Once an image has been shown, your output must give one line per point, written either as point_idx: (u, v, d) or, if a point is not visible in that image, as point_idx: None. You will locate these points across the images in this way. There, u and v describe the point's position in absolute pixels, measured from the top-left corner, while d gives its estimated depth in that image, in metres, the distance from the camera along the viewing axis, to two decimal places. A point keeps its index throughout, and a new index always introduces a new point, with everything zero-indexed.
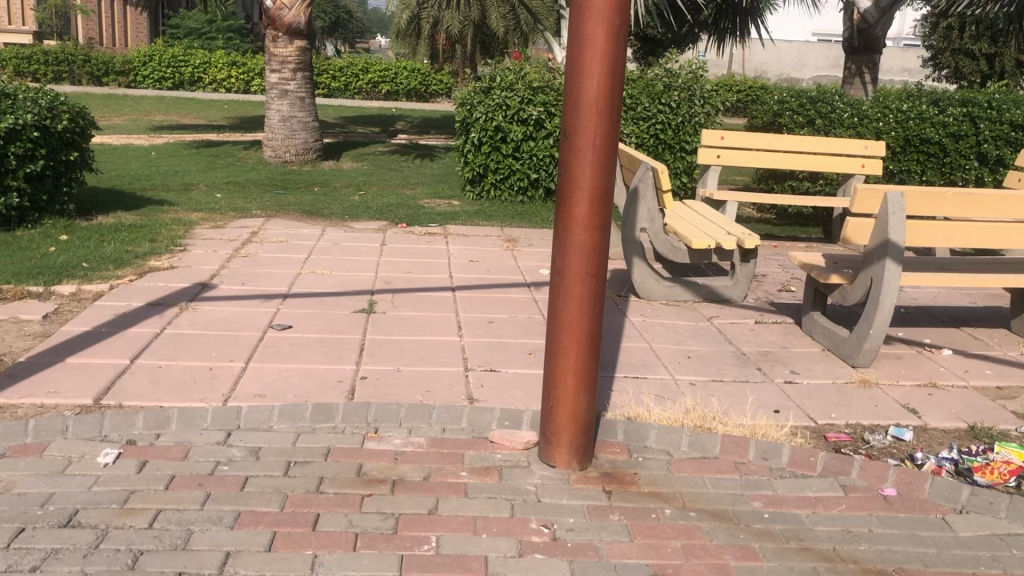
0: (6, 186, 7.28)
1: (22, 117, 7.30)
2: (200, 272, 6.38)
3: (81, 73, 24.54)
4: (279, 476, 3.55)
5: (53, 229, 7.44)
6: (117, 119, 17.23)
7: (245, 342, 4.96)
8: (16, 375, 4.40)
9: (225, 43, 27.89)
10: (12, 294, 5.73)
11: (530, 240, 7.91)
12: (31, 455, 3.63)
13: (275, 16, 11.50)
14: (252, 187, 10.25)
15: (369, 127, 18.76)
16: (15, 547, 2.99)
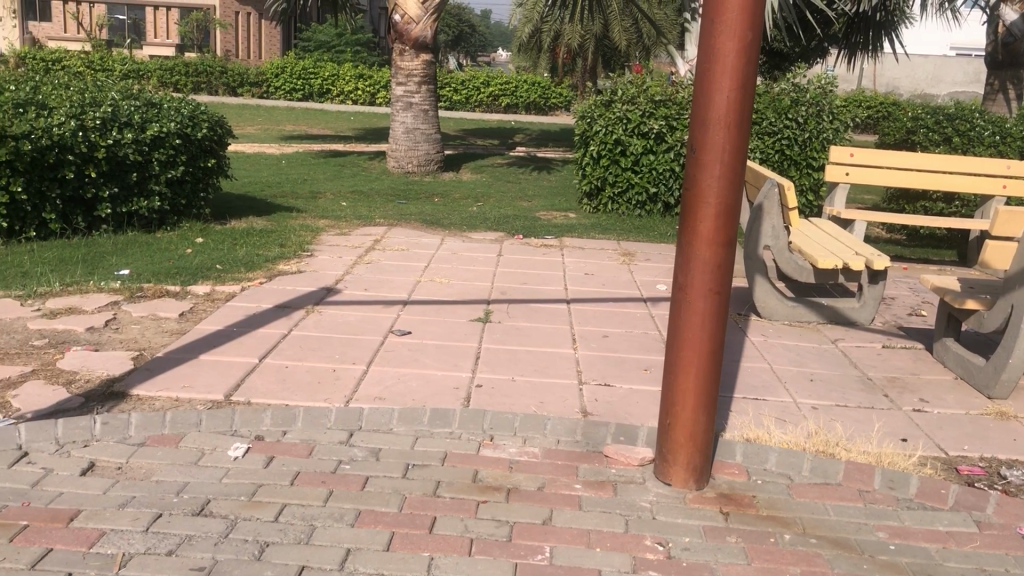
0: (150, 191, 7.72)
1: (166, 125, 7.73)
2: (326, 277, 6.59)
3: (218, 84, 25.84)
4: (398, 478, 3.63)
5: (190, 232, 7.83)
6: (252, 129, 18.00)
7: (367, 346, 5.11)
8: (155, 369, 4.65)
9: (354, 56, 28.80)
10: (151, 293, 6.07)
11: (648, 255, 7.85)
12: (168, 445, 3.83)
13: (402, 30, 11.79)
14: (375, 196, 10.53)
15: (489, 139, 19.00)
16: (154, 531, 3.16)
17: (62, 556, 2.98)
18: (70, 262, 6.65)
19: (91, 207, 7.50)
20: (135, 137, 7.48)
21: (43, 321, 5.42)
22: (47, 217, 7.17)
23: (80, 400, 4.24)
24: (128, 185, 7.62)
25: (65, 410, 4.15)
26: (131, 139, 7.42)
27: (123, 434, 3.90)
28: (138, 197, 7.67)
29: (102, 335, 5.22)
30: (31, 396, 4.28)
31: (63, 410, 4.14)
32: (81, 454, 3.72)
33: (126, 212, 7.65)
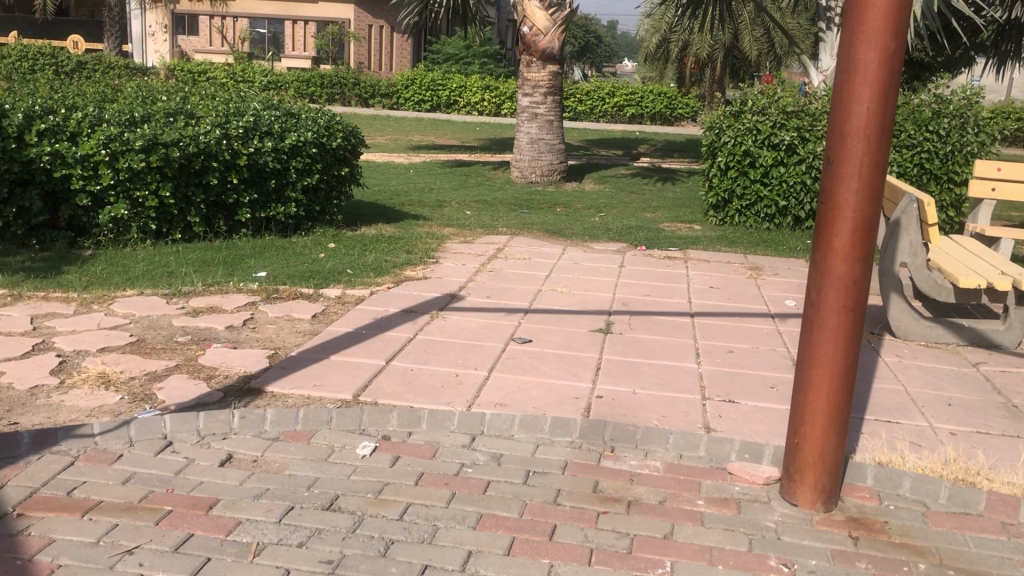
0: (286, 198, 8.07)
1: (304, 135, 8.04)
2: (450, 284, 6.72)
3: (350, 95, 26.67)
4: (519, 484, 3.66)
5: (322, 238, 8.13)
6: (381, 138, 18.51)
7: (489, 353, 5.18)
8: (288, 367, 4.85)
9: (481, 67, 29.26)
10: (287, 294, 6.33)
11: (776, 269, 7.67)
12: (300, 441, 3.99)
13: (530, 42, 11.93)
14: (499, 206, 10.65)
15: (614, 150, 18.94)
16: (286, 522, 3.29)
17: (202, 541, 3.15)
18: (211, 263, 7.00)
19: (232, 212, 7.89)
20: (274, 146, 7.82)
21: (186, 319, 5.73)
22: (192, 220, 7.58)
23: (219, 394, 4.46)
24: (266, 192, 7.98)
25: (205, 403, 4.38)
26: (270, 147, 7.76)
27: (258, 428, 4.08)
28: (276, 203, 8.03)
29: (240, 334, 5.48)
30: (176, 388, 4.54)
31: (204, 404, 4.37)
32: (221, 446, 3.92)
33: (265, 217, 8.01)
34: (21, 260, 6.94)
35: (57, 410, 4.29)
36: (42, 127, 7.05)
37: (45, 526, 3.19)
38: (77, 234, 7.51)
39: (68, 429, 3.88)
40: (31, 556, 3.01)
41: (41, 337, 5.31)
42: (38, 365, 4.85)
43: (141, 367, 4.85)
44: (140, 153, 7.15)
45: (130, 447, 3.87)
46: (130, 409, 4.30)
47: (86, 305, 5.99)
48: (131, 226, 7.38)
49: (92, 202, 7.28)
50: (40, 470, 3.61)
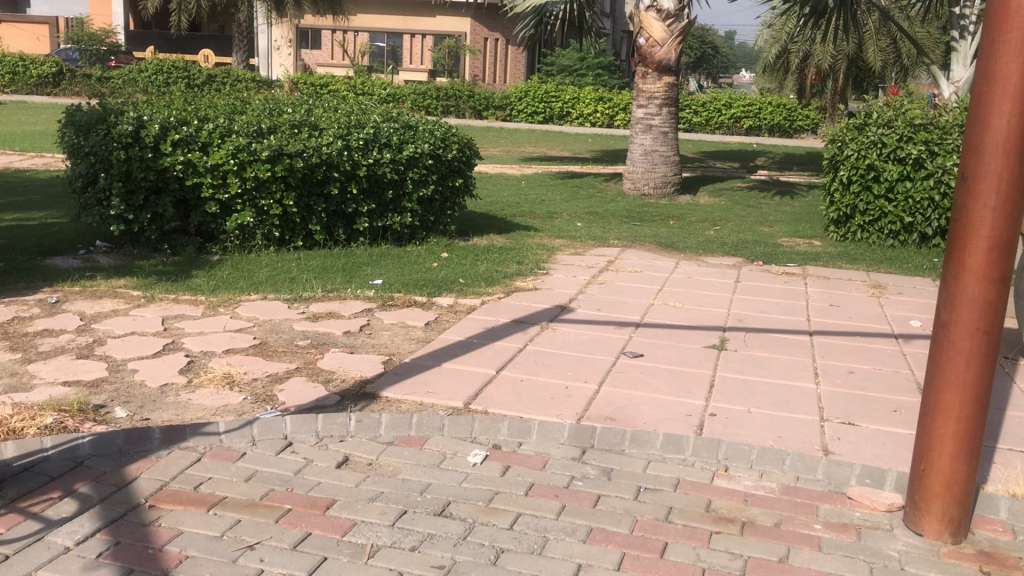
0: (403, 208, 8.27)
1: (420, 146, 8.19)
2: (561, 295, 6.74)
3: (465, 107, 27.05)
4: (630, 499, 3.63)
5: (436, 247, 8.27)
6: (495, 150, 18.71)
7: (600, 366, 5.16)
8: (403, 373, 4.95)
9: (595, 79, 29.25)
10: (401, 302, 6.47)
11: (900, 288, 7.37)
12: (413, 447, 4.06)
13: (647, 53, 11.89)
14: (611, 218, 10.61)
15: (730, 162, 18.61)
16: (399, 526, 3.35)
17: (320, 540, 3.24)
18: (331, 270, 7.22)
19: (350, 221, 8.12)
20: (392, 157, 8.00)
21: (306, 324, 5.92)
22: (312, 228, 7.84)
23: (336, 398, 4.59)
24: (384, 202, 8.18)
25: (323, 406, 4.51)
26: (389, 159, 7.95)
27: (374, 432, 4.18)
28: (392, 213, 8.23)
29: (357, 339, 5.62)
30: (295, 391, 4.70)
31: (322, 406, 4.50)
32: (337, 448, 4.03)
33: (381, 226, 8.22)
34: (153, 264, 7.33)
35: (186, 407, 4.50)
36: (176, 138, 7.41)
37: (174, 518, 3.35)
38: (206, 240, 7.86)
39: (196, 426, 4.06)
40: (161, 546, 3.16)
41: (172, 337, 5.59)
42: (169, 364, 5.10)
43: (264, 369, 5.04)
44: (265, 163, 7.45)
45: (253, 446, 4.02)
46: (252, 409, 4.47)
47: (213, 308, 6.27)
48: (256, 233, 7.68)
49: (220, 209, 7.61)
50: (169, 465, 3.79)
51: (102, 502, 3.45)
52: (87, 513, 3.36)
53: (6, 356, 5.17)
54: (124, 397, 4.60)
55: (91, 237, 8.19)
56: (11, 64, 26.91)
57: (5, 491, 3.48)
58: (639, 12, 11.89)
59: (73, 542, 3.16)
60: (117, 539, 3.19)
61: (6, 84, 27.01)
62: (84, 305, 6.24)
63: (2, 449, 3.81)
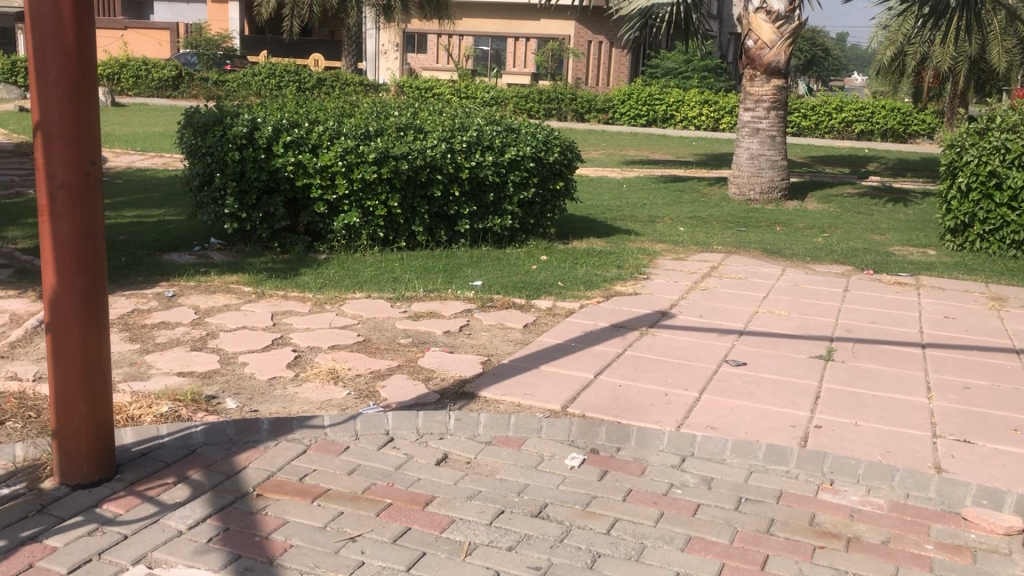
0: (503, 210, 8.33)
1: (523, 149, 8.23)
2: (662, 300, 6.67)
3: (567, 110, 27.01)
4: (730, 509, 3.57)
5: (536, 250, 8.29)
6: (596, 153, 18.64)
7: (700, 373, 5.08)
8: (501, 374, 4.99)
9: (701, 82, 28.82)
10: (501, 303, 6.51)
11: (1022, 301, 7.02)
12: (511, 447, 4.08)
13: (755, 55, 11.68)
14: (714, 223, 10.44)
15: (839, 167, 18.07)
16: (497, 525, 3.38)
17: (419, 535, 3.29)
18: (433, 271, 7.33)
19: (452, 222, 8.22)
20: (495, 160, 8.07)
21: (408, 322, 6.02)
22: (415, 229, 7.97)
23: (436, 396, 4.66)
24: (485, 204, 8.26)
25: (423, 403, 4.58)
26: (491, 162, 8.02)
27: (473, 432, 4.22)
28: (493, 215, 8.29)
29: (456, 339, 5.69)
30: (397, 388, 4.78)
31: (422, 404, 4.58)
32: (437, 445, 4.08)
33: (482, 228, 8.29)
34: (264, 261, 7.58)
35: (292, 401, 4.64)
36: (288, 140, 7.64)
37: (280, 507, 3.46)
38: (314, 239, 8.09)
39: (302, 419, 4.19)
40: (267, 534, 3.26)
41: (280, 332, 5.77)
42: (277, 358, 5.26)
43: (366, 365, 5.15)
44: (372, 165, 7.62)
45: (355, 440, 4.11)
46: (355, 404, 4.57)
47: (320, 305, 6.44)
48: (361, 233, 7.86)
49: (328, 209, 7.82)
50: (276, 455, 3.91)
51: (213, 489, 3.58)
52: (199, 499, 3.50)
53: (127, 346, 5.43)
54: (235, 389, 4.77)
55: (206, 234, 8.52)
56: (134, 67, 28.17)
57: (124, 475, 3.66)
58: (749, 14, 11.64)
59: (185, 526, 3.30)
60: (226, 525, 3.31)
61: (130, 87, 28.29)
62: (199, 299, 6.51)
63: (122, 434, 4.00)
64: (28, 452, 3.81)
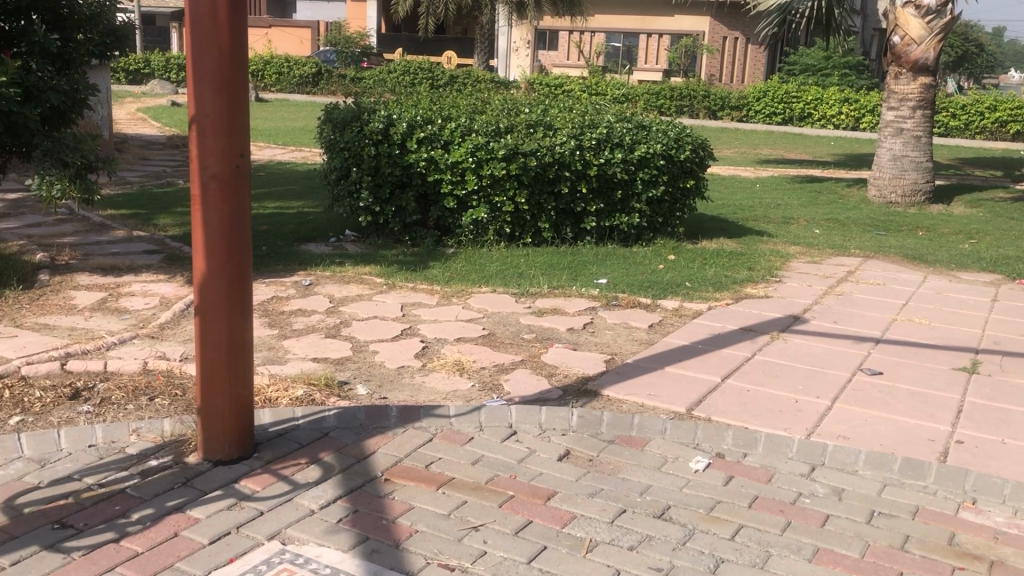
0: (631, 208, 8.26)
1: (653, 147, 8.15)
2: (795, 305, 6.48)
3: (700, 107, 26.51)
4: (861, 522, 3.44)
5: (663, 249, 8.20)
6: (728, 151, 18.24)
7: (833, 381, 4.91)
8: (625, 373, 4.96)
9: (841, 79, 27.77)
10: (626, 302, 6.47)
11: None
12: (635, 447, 4.05)
13: (901, 52, 11.19)
14: (851, 226, 10.06)
15: (991, 170, 17.09)
16: (618, 524, 3.37)
17: (541, 529, 3.32)
18: (558, 267, 7.35)
19: (579, 219, 8.22)
20: (624, 157, 8.02)
21: (533, 318, 6.07)
22: (542, 226, 8.01)
23: (559, 392, 4.68)
24: (613, 202, 8.22)
25: (547, 399, 4.61)
26: (620, 159, 7.98)
27: (596, 429, 4.21)
28: (621, 213, 8.24)
29: (580, 336, 5.70)
30: (520, 382, 4.83)
31: (545, 399, 4.60)
32: (560, 441, 4.09)
33: (609, 226, 8.26)
34: (395, 254, 7.78)
35: (419, 390, 4.75)
36: (421, 136, 7.81)
37: (407, 493, 3.55)
38: (443, 233, 8.24)
39: (429, 409, 4.28)
40: (394, 518, 3.35)
41: (408, 323, 5.91)
42: (405, 348, 5.40)
43: (491, 359, 5.22)
44: (501, 161, 7.70)
45: (480, 431, 4.17)
46: (479, 396, 4.64)
47: (447, 298, 6.57)
48: (489, 229, 7.96)
49: (457, 205, 7.96)
50: (404, 442, 4.01)
51: (343, 472, 3.71)
52: (330, 480, 3.63)
53: (266, 331, 5.69)
54: (365, 376, 4.93)
55: (340, 226, 8.81)
56: (278, 64, 29.29)
57: (262, 454, 3.83)
58: (896, 9, 11.26)
59: (317, 506, 3.43)
60: (355, 507, 3.43)
61: (273, 84, 29.37)
62: (333, 288, 6.74)
63: (260, 415, 4.19)
64: (174, 427, 4.03)
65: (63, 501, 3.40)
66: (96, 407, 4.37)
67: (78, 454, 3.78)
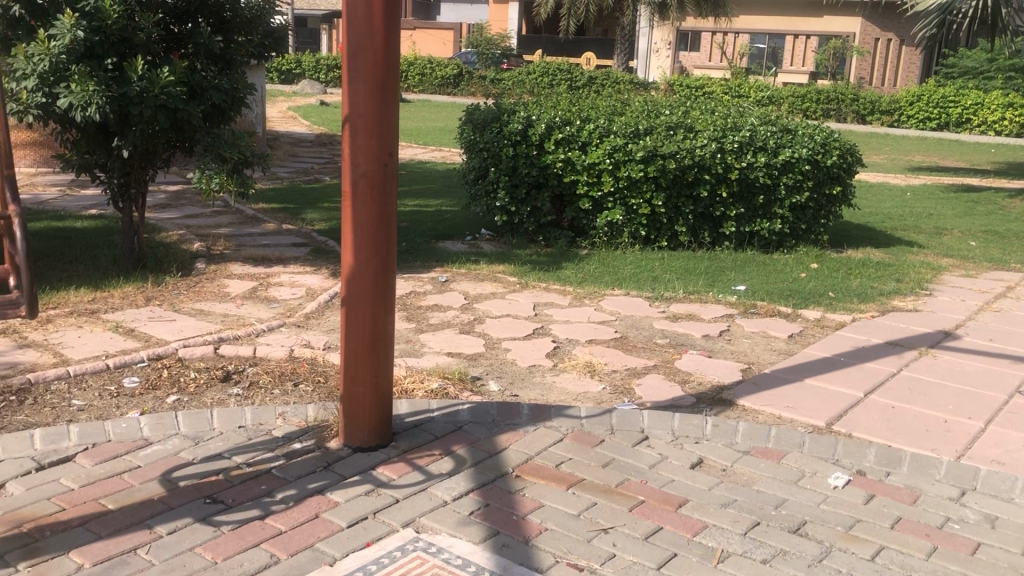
0: (772, 214, 8.04)
1: (798, 151, 7.90)
2: (946, 320, 6.16)
3: (848, 111, 25.51)
4: (1016, 553, 3.24)
5: (805, 257, 7.95)
6: (878, 157, 17.51)
7: (987, 402, 4.64)
8: (761, 384, 4.83)
9: (1005, 82, 26.16)
10: (765, 310, 6.31)
11: None
12: (771, 459, 3.95)
13: None
14: (1012, 239, 9.48)
15: None
16: (751, 536, 3.29)
17: (671, 536, 3.28)
18: (694, 272, 7.24)
19: (718, 224, 8.06)
20: (767, 161, 7.82)
21: (667, 323, 6.01)
22: (679, 230, 7.90)
23: (692, 400, 4.61)
24: (754, 207, 8.02)
25: (679, 406, 4.55)
26: (763, 163, 7.78)
27: (730, 439, 4.12)
28: (761, 219, 8.03)
29: (716, 343, 5.59)
30: (652, 387, 4.79)
31: (678, 406, 4.55)
32: (693, 449, 4.03)
33: (749, 231, 8.06)
34: (529, 254, 7.84)
35: (550, 389, 4.78)
36: (559, 137, 7.86)
37: (537, 491, 3.58)
38: (577, 234, 8.24)
39: (561, 409, 4.30)
40: (524, 515, 3.39)
41: (541, 322, 5.96)
42: (537, 347, 5.44)
43: (623, 362, 5.19)
44: (639, 163, 7.65)
45: (611, 434, 4.15)
46: (610, 399, 4.63)
47: (580, 299, 6.58)
48: (624, 231, 7.91)
49: (592, 206, 7.96)
50: (535, 440, 4.04)
51: (475, 466, 3.77)
52: (462, 473, 3.70)
53: (403, 324, 5.85)
54: (497, 373, 5.00)
55: (477, 225, 8.95)
56: (421, 66, 30.05)
57: (398, 443, 3.95)
58: None
59: (450, 497, 3.50)
60: (487, 501, 3.48)
61: (415, 84, 30.07)
62: (468, 286, 6.86)
63: (398, 406, 4.32)
64: (317, 413, 4.21)
65: (215, 477, 3.60)
66: (246, 390, 4.61)
67: (228, 434, 3.99)
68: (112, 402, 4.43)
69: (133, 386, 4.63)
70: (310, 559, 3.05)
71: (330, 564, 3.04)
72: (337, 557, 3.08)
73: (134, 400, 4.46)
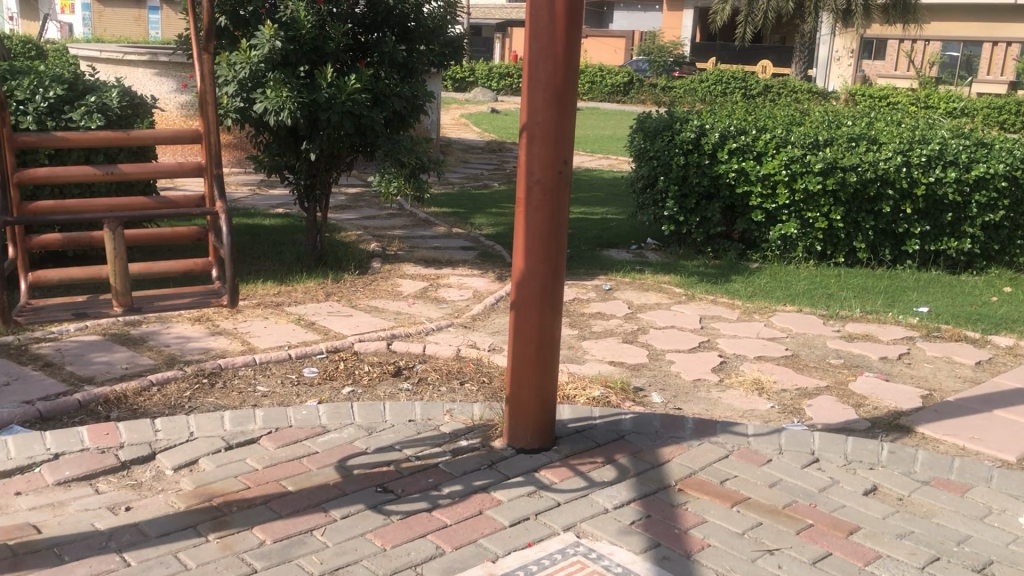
0: (962, 232, 7.56)
1: (994, 166, 7.40)
2: None
3: None
4: None
5: (997, 280, 7.43)
6: None
7: None
8: (944, 412, 4.56)
9: None
10: (950, 334, 5.95)
11: None
12: (953, 492, 3.72)
13: None
14: None
15: None
16: (931, 571, 3.11)
17: (842, 563, 3.15)
18: (873, 291, 6.92)
19: (900, 241, 7.66)
20: (958, 177, 7.36)
21: (841, 342, 5.77)
22: (857, 246, 7.56)
23: (868, 424, 4.41)
24: (941, 225, 7.57)
25: (853, 429, 4.36)
26: (953, 178, 7.33)
27: (909, 467, 3.91)
28: (949, 237, 7.57)
29: (894, 367, 5.32)
30: (824, 408, 4.61)
31: (851, 429, 4.36)
32: (867, 475, 3.85)
33: (934, 250, 7.62)
34: (697, 265, 7.72)
35: (715, 405, 4.69)
36: (733, 147, 7.70)
37: (700, 506, 3.52)
38: (748, 246, 8.04)
39: (727, 425, 4.22)
40: (687, 529, 3.34)
41: (707, 336, 5.85)
42: (703, 361, 5.35)
43: (794, 381, 5.03)
44: (818, 175, 7.38)
45: (779, 453, 4.03)
46: (779, 418, 4.49)
47: (748, 313, 6.42)
48: (798, 245, 7.65)
49: (765, 218, 7.73)
50: (699, 455, 3.97)
51: (637, 476, 3.76)
52: (625, 482, 3.69)
53: (568, 331, 5.90)
54: (661, 385, 4.95)
55: (643, 234, 8.89)
56: (591, 74, 30.15)
57: (561, 447, 3.98)
58: None
59: (612, 505, 3.50)
60: (648, 512, 3.46)
61: (586, 92, 30.20)
62: (633, 295, 6.83)
63: (562, 410, 4.35)
64: (483, 413, 4.31)
65: (386, 468, 3.75)
66: (415, 386, 4.78)
67: (399, 427, 4.15)
68: (293, 390, 4.70)
69: (312, 376, 4.89)
70: (473, 554, 3.13)
71: (492, 560, 3.11)
72: (499, 554, 3.14)
73: (312, 389, 4.71)
